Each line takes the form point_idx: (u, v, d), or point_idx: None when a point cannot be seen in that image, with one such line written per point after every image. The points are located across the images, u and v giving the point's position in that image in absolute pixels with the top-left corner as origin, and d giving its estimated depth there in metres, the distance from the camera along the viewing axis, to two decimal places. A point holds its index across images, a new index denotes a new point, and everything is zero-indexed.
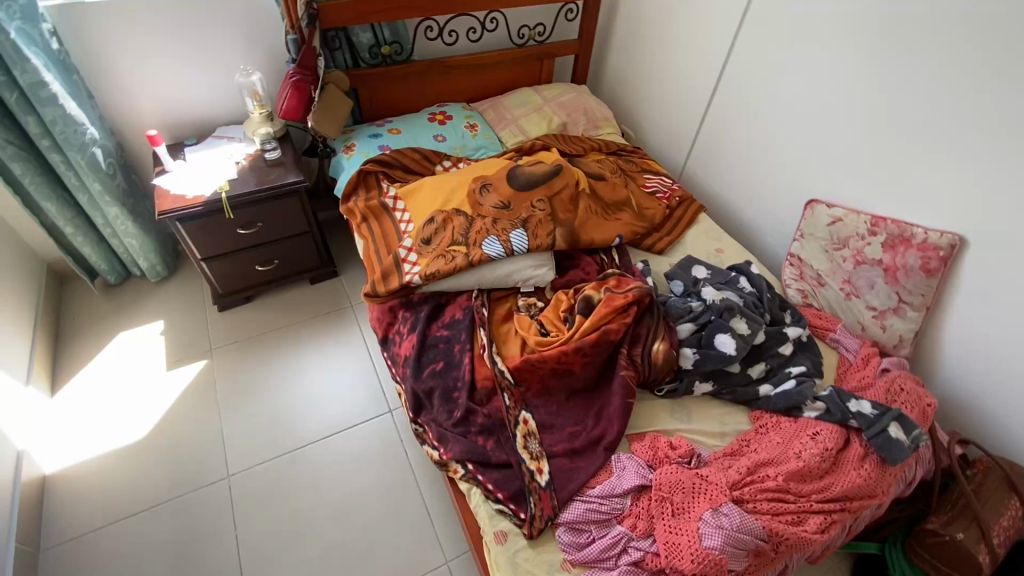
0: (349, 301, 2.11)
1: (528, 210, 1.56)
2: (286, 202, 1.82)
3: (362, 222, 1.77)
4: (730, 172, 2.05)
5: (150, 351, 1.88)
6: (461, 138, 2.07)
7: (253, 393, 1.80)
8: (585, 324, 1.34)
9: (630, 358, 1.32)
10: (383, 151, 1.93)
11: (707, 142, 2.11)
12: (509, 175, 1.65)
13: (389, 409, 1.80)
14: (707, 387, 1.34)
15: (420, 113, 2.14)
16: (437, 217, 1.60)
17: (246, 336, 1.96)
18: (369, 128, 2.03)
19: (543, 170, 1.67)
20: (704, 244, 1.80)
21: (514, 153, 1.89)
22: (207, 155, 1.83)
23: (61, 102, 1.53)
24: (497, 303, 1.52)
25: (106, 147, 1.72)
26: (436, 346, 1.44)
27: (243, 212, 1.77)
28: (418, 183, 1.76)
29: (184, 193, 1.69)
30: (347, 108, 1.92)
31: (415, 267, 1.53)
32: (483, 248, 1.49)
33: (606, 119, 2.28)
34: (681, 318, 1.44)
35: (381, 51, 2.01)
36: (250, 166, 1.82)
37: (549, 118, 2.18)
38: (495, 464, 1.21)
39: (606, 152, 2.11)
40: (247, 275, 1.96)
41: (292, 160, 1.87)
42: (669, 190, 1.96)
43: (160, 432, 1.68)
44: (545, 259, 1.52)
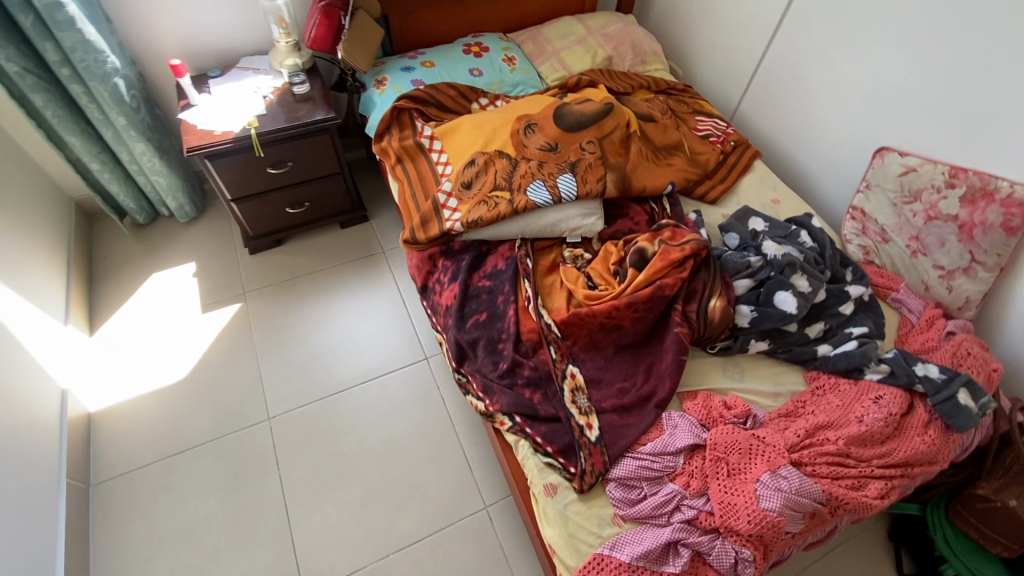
0: (381, 247, 2.06)
1: (577, 153, 1.45)
2: (316, 141, 1.73)
3: (396, 164, 1.68)
4: (789, 115, 1.89)
5: (183, 293, 1.87)
6: (499, 73, 1.93)
7: (288, 337, 1.79)
8: (638, 277, 1.27)
9: (684, 315, 1.26)
10: (416, 87, 1.80)
11: (765, 82, 1.94)
12: (556, 114, 1.53)
13: (425, 356, 1.79)
14: (762, 346, 1.28)
15: (454, 45, 1.98)
16: (478, 159, 1.50)
17: (278, 280, 1.93)
18: (401, 60, 1.89)
19: (592, 110, 1.54)
20: (759, 194, 1.69)
21: (557, 90, 1.75)
22: (233, 88, 1.72)
23: (80, 26, 1.43)
24: (541, 253, 1.45)
25: (128, 78, 1.62)
26: (479, 296, 1.39)
27: (273, 151, 1.68)
28: (456, 121, 1.65)
29: (212, 129, 1.61)
30: (378, 37, 1.78)
31: (456, 213, 1.46)
32: (528, 194, 1.40)
33: (654, 54, 2.10)
34: (738, 274, 1.36)
35: None
36: (278, 101, 1.72)
37: (593, 52, 2.02)
38: (543, 418, 1.18)
39: (654, 92, 1.95)
40: (277, 217, 1.91)
41: (320, 95, 1.75)
42: (722, 135, 1.82)
43: (199, 373, 1.69)
44: (594, 207, 1.42)
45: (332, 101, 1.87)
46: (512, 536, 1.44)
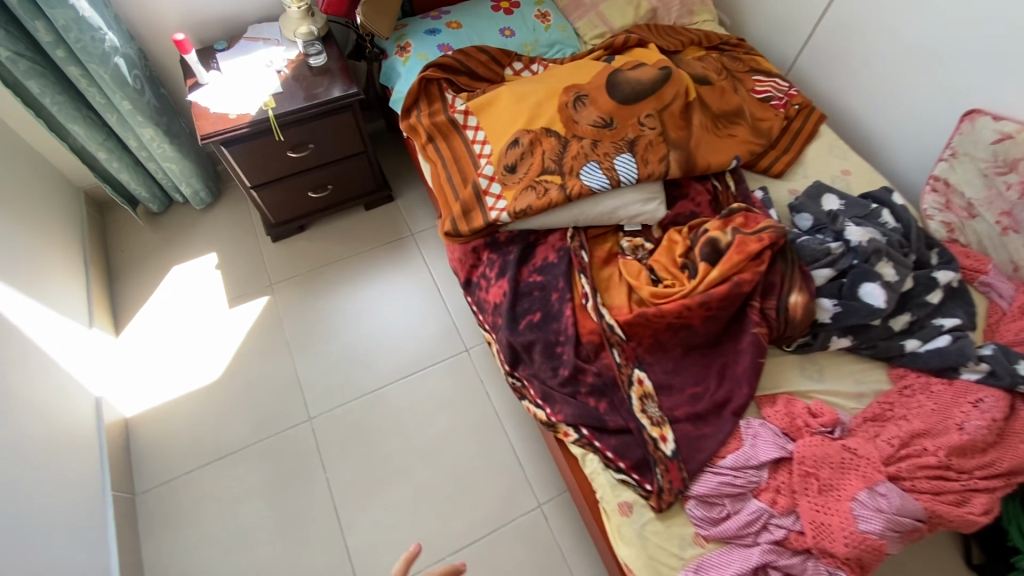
0: (410, 229, 1.94)
1: (635, 129, 1.30)
2: (338, 119, 1.58)
3: (428, 143, 1.54)
4: (858, 71, 1.69)
5: (207, 286, 1.79)
6: (533, 33, 1.73)
7: (322, 332, 1.71)
8: (711, 273, 1.15)
9: (762, 312, 1.15)
10: (444, 53, 1.62)
11: (831, 33, 1.73)
12: (609, 82, 1.36)
13: (466, 347, 1.70)
14: (845, 343, 1.18)
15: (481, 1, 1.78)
16: (523, 139, 1.35)
17: (305, 269, 1.83)
18: (424, 22, 1.70)
19: (649, 76, 1.37)
20: (827, 164, 1.54)
21: (602, 51, 1.56)
22: (243, 63, 1.56)
23: (71, 2, 1.27)
24: (595, 242, 1.33)
25: (128, 56, 1.47)
26: (531, 293, 1.28)
27: (292, 133, 1.54)
28: (492, 93, 1.49)
29: (226, 113, 1.46)
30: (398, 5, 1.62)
31: (500, 202, 1.33)
32: (582, 179, 1.27)
33: (702, 3, 1.88)
34: (817, 261, 1.24)
35: None
36: (294, 76, 1.56)
37: (635, 3, 1.81)
38: (611, 430, 1.10)
39: (704, 48, 1.76)
40: (300, 203, 1.78)
41: (339, 67, 1.59)
42: (785, 97, 1.64)
43: (233, 372, 1.62)
44: (656, 191, 1.28)
45: (351, 72, 1.70)
46: (569, 534, 1.41)
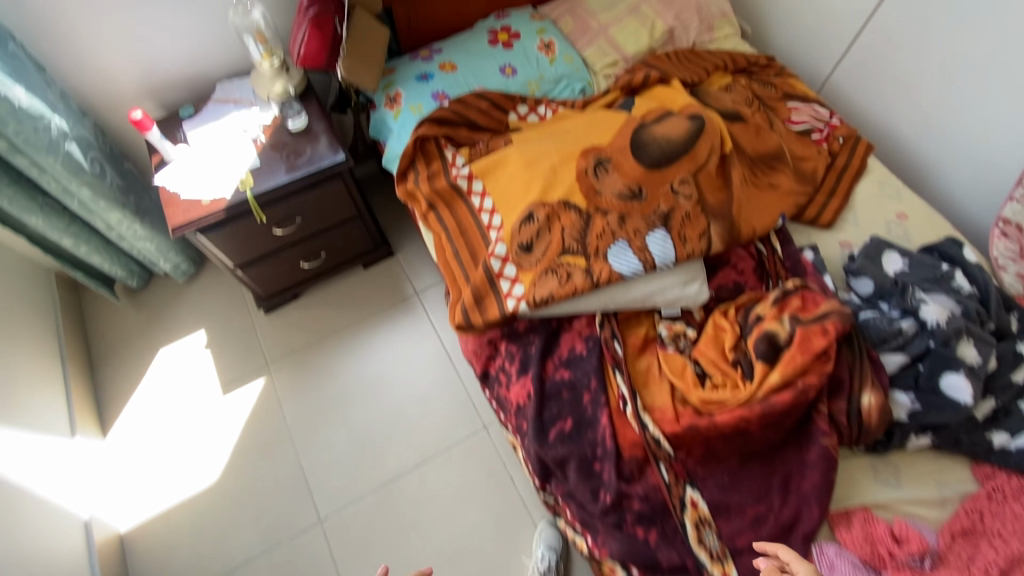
0: (413, 287, 1.78)
1: (669, 198, 1.12)
2: (327, 189, 1.41)
3: (429, 211, 1.38)
4: (907, 90, 1.52)
5: (198, 371, 1.64)
6: (536, 67, 1.55)
7: (326, 416, 1.57)
8: (770, 375, 0.99)
9: (830, 417, 1.01)
10: (440, 104, 1.44)
11: (875, 46, 1.56)
12: (634, 142, 1.18)
13: (484, 425, 1.56)
14: (924, 442, 1.04)
15: (476, 33, 1.58)
16: (538, 213, 1.18)
17: (303, 344, 1.68)
18: (414, 65, 1.51)
19: (680, 129, 1.18)
20: (879, 208, 1.37)
21: (619, 92, 1.39)
22: (213, 132, 1.38)
23: (5, 93, 1.10)
24: (627, 327, 1.17)
25: (82, 139, 1.30)
26: (559, 395, 1.13)
27: (275, 211, 1.37)
28: (499, 154, 1.32)
29: (199, 199, 1.29)
30: (384, 44, 1.41)
31: (517, 287, 1.18)
32: (610, 262, 1.10)
33: (723, 17, 1.69)
34: (885, 344, 1.08)
35: None
36: (273, 145, 1.38)
37: (650, 24, 1.61)
38: (666, 568, 0.98)
39: (731, 73, 1.57)
40: (291, 273, 1.62)
41: (323, 127, 1.41)
42: (826, 128, 1.46)
43: (234, 471, 1.49)
44: (697, 270, 1.11)
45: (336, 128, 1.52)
46: None
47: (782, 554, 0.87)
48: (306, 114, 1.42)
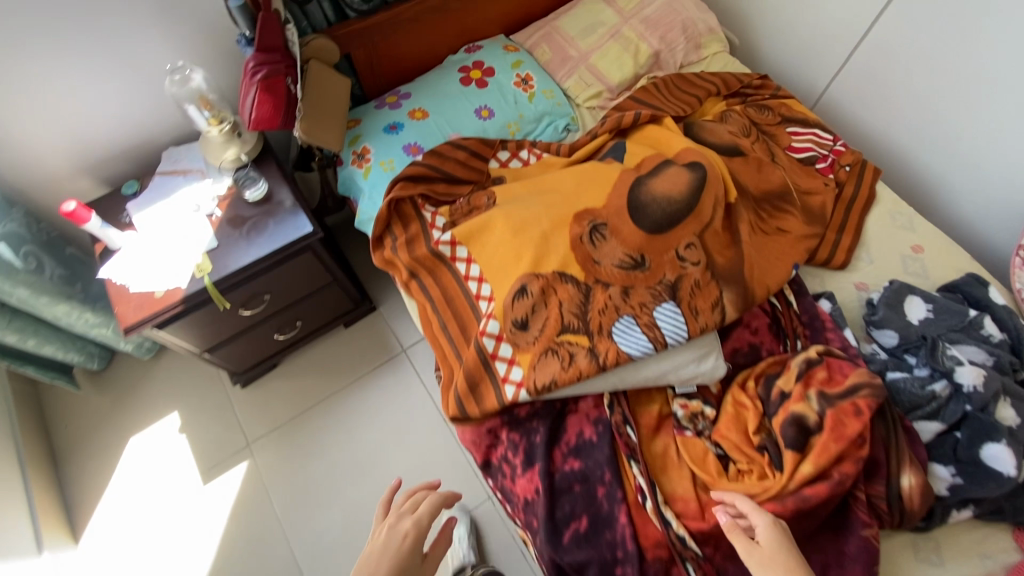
0: (401, 344, 1.66)
1: (675, 265, 1.02)
2: (296, 262, 1.28)
3: (411, 280, 1.26)
4: (911, 106, 1.45)
5: (175, 458, 1.51)
6: (515, 106, 1.43)
7: (317, 498, 1.46)
8: (803, 465, 0.90)
9: (870, 503, 0.92)
10: (414, 158, 1.32)
11: (877, 60, 1.47)
12: (631, 203, 1.07)
13: (488, 494, 1.46)
14: (967, 515, 0.96)
15: (446, 70, 1.45)
16: (532, 287, 1.06)
17: (286, 418, 1.56)
18: (381, 114, 1.39)
19: (681, 183, 1.07)
20: (892, 240, 1.29)
21: (608, 135, 1.28)
22: (163, 211, 1.24)
23: None
24: (638, 404, 1.07)
25: (11, 234, 1.16)
26: (570, 490, 1.02)
27: (239, 293, 1.24)
28: (483, 217, 1.19)
29: (151, 291, 1.15)
30: (346, 93, 1.29)
31: (515, 371, 1.06)
32: (616, 341, 1.00)
33: (710, 33, 1.57)
34: (917, 410, 1.01)
35: None
36: (232, 221, 1.24)
37: (634, 48, 1.49)
38: None
39: (724, 98, 1.46)
40: (266, 346, 1.49)
41: (286, 196, 1.27)
42: (831, 154, 1.36)
43: (223, 570, 1.37)
44: (711, 342, 1.01)
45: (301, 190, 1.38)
46: None
47: (739, 504, 0.88)
48: (267, 181, 1.28)
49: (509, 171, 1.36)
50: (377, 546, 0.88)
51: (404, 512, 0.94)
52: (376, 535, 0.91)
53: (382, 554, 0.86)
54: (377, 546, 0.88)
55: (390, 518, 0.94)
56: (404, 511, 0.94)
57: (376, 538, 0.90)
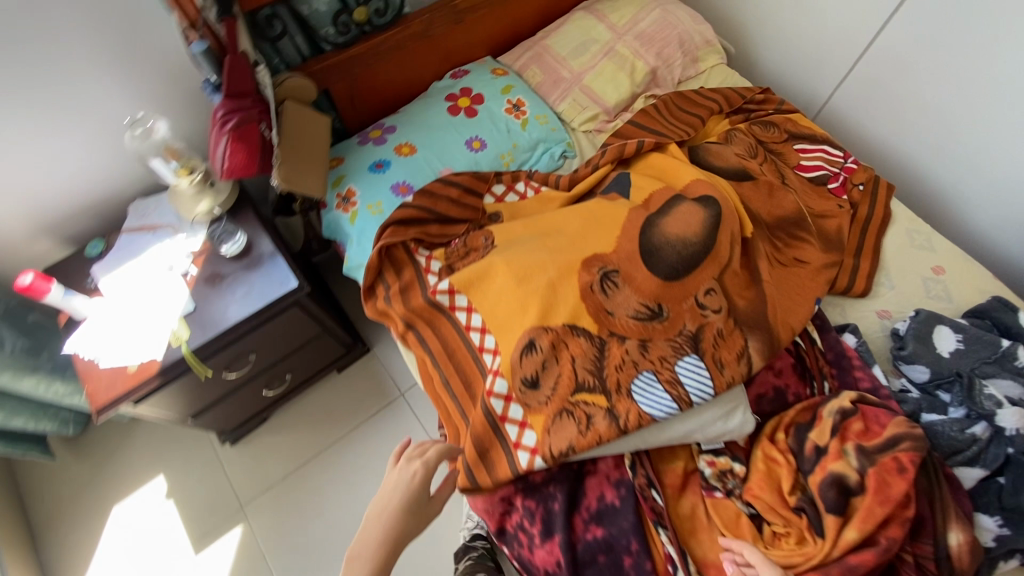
0: (398, 387, 1.58)
1: (695, 314, 0.94)
2: (282, 319, 1.18)
3: (408, 331, 1.17)
4: (922, 115, 1.39)
5: (163, 527, 1.41)
6: (507, 135, 1.34)
7: (319, 562, 1.37)
8: (846, 531, 0.83)
9: (917, 564, 0.87)
10: (403, 200, 1.23)
11: (884, 69, 1.41)
12: (643, 246, 0.99)
13: None
14: (1014, 565, 0.91)
15: (431, 99, 1.36)
16: (541, 342, 0.98)
17: (281, 475, 1.47)
18: (365, 152, 1.29)
19: (695, 221, 1.00)
20: (912, 262, 1.23)
21: (610, 166, 1.20)
22: (132, 273, 1.14)
23: None
24: (661, 461, 1.00)
25: None
26: (594, 561, 0.95)
27: (221, 358, 1.14)
28: (483, 263, 1.10)
29: (123, 366, 1.05)
30: (326, 132, 1.20)
31: (527, 434, 0.98)
32: (637, 401, 0.92)
33: (708, 46, 1.50)
34: (957, 455, 0.95)
35: (355, 19, 1.15)
36: (211, 279, 1.15)
37: (630, 66, 1.41)
38: None
39: (727, 116, 1.38)
40: (255, 403, 1.39)
41: (268, 249, 1.18)
42: (843, 173, 1.29)
43: None
44: (737, 396, 0.94)
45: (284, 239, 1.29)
46: None
47: (747, 555, 0.85)
48: (247, 231, 1.19)
49: (506, 207, 1.27)
50: (387, 489, 0.91)
51: (413, 457, 0.94)
52: (387, 478, 0.93)
53: (391, 497, 0.89)
54: (388, 487, 0.91)
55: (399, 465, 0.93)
56: (413, 455, 0.95)
57: (387, 481, 0.92)
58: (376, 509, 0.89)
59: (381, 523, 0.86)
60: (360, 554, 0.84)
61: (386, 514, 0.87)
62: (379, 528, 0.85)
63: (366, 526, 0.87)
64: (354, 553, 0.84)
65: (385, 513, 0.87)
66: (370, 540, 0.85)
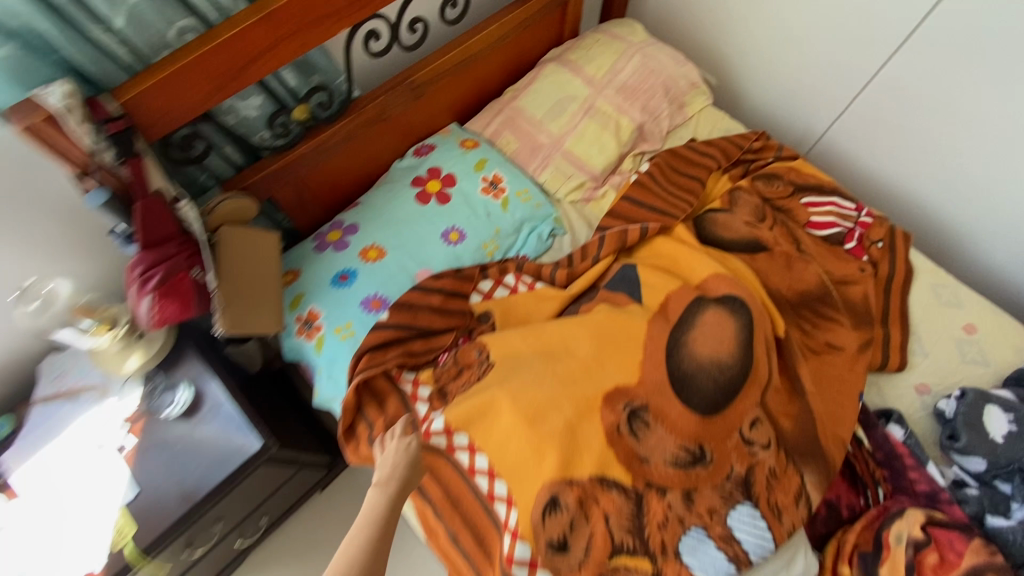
0: None
1: (742, 452, 0.81)
2: (250, 481, 1.00)
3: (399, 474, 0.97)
4: (929, 151, 1.29)
5: None
6: (488, 220, 1.16)
7: None
8: None
9: None
10: (378, 318, 1.04)
11: (885, 104, 1.31)
12: (673, 374, 0.84)
13: None
14: None
15: (394, 185, 1.16)
16: (567, 499, 0.80)
17: None
18: (324, 261, 1.09)
19: (728, 335, 0.86)
20: (942, 323, 1.13)
21: (613, 257, 1.06)
22: (54, 456, 0.94)
23: None
24: None
25: None
26: None
27: (176, 544, 0.94)
28: (481, 396, 0.90)
29: None
30: (274, 248, 1.00)
31: None
32: (690, 565, 0.78)
33: (694, 90, 1.36)
34: None
35: (296, 118, 0.96)
36: (157, 448, 0.95)
37: (615, 124, 1.26)
38: None
39: (726, 172, 1.26)
40: (226, 557, 1.19)
41: (225, 400, 0.99)
42: (858, 229, 1.18)
43: None
44: (796, 539, 0.82)
45: (240, 375, 1.10)
46: None
47: None
48: (192, 379, 1.00)
49: (497, 303, 1.08)
50: (389, 446, 0.91)
51: (400, 430, 0.92)
52: (386, 448, 0.90)
53: (403, 450, 0.88)
54: (391, 454, 0.89)
55: (396, 435, 0.91)
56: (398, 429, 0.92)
57: (387, 452, 0.89)
58: (384, 462, 0.88)
59: (400, 466, 0.87)
60: (385, 489, 0.85)
61: (403, 458, 0.88)
62: (396, 470, 0.86)
63: (380, 470, 0.87)
64: (378, 487, 0.85)
65: (399, 459, 0.87)
66: (393, 476, 0.86)
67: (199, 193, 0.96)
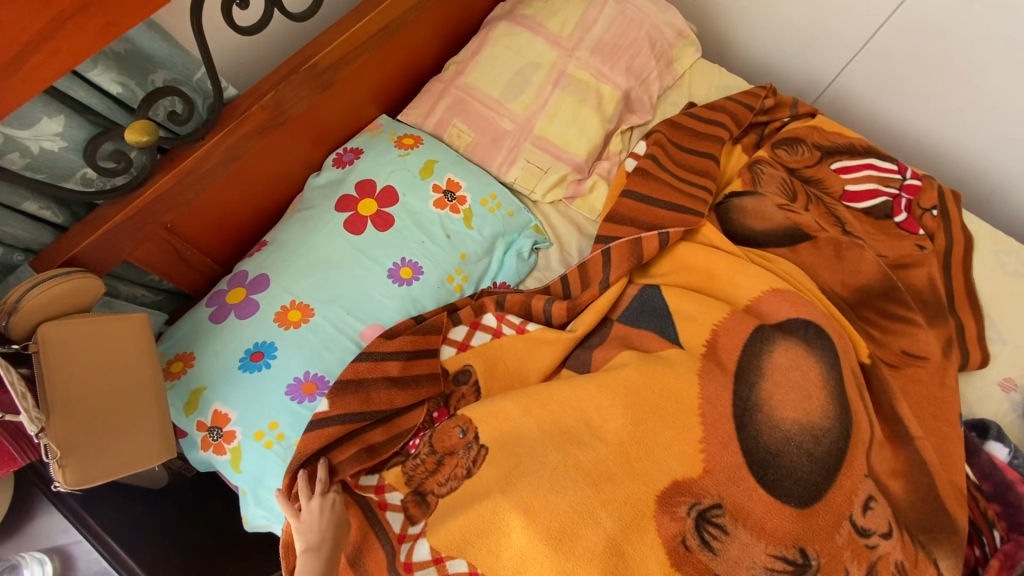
0: None
1: (857, 550, 0.59)
2: None
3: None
4: (966, 87, 1.07)
5: None
6: (448, 244, 0.84)
7: None
8: None
9: None
10: (317, 406, 0.73)
11: (920, 33, 1.05)
12: (745, 449, 0.62)
13: None
14: None
15: (312, 211, 0.83)
16: None
17: None
18: (224, 334, 0.76)
19: (808, 382, 0.65)
20: (1015, 299, 0.93)
21: (625, 278, 0.80)
22: None
23: None
24: None
25: None
26: None
27: None
28: (478, 512, 0.60)
29: None
30: (142, 331, 0.67)
31: None
32: None
33: (683, 39, 1.08)
34: None
35: (135, 139, 0.60)
36: None
37: (595, 94, 0.97)
38: None
39: (737, 142, 1.02)
40: None
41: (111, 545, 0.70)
42: (905, 195, 0.96)
43: None
44: None
45: (139, 509, 0.78)
46: None
47: None
48: (50, 543, 0.74)
49: (478, 358, 0.78)
50: (309, 502, 0.65)
51: (323, 480, 0.67)
52: (305, 506, 0.65)
53: (332, 505, 0.66)
54: (314, 514, 0.65)
55: (319, 489, 0.66)
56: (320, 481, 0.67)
57: (307, 514, 0.64)
58: (309, 523, 0.64)
59: (333, 524, 0.65)
60: (319, 551, 0.62)
61: (335, 515, 0.66)
62: (331, 528, 0.64)
63: (307, 535, 0.63)
64: (311, 551, 0.62)
65: (328, 518, 0.65)
66: (326, 536, 0.64)
67: (4, 274, 0.64)
